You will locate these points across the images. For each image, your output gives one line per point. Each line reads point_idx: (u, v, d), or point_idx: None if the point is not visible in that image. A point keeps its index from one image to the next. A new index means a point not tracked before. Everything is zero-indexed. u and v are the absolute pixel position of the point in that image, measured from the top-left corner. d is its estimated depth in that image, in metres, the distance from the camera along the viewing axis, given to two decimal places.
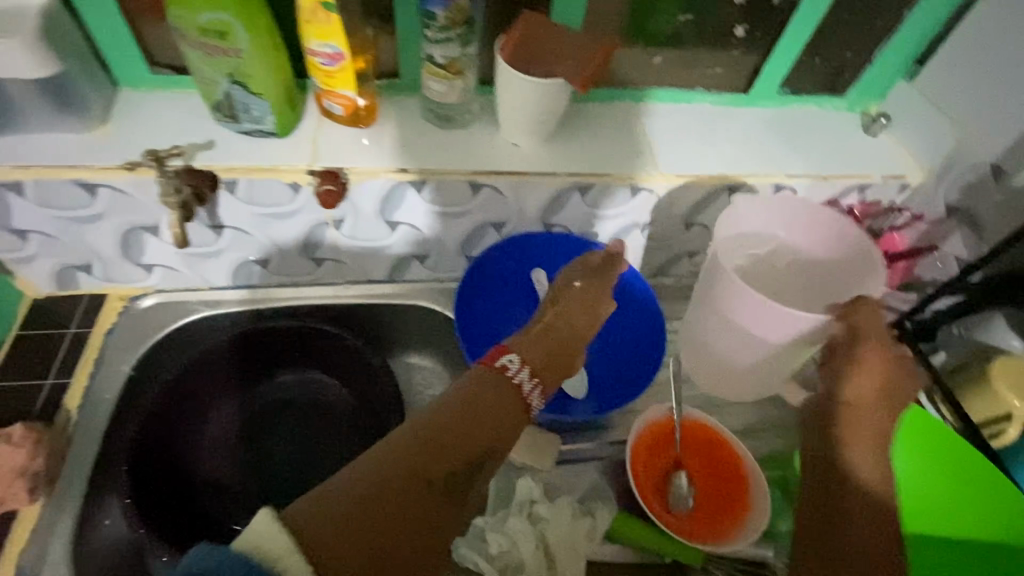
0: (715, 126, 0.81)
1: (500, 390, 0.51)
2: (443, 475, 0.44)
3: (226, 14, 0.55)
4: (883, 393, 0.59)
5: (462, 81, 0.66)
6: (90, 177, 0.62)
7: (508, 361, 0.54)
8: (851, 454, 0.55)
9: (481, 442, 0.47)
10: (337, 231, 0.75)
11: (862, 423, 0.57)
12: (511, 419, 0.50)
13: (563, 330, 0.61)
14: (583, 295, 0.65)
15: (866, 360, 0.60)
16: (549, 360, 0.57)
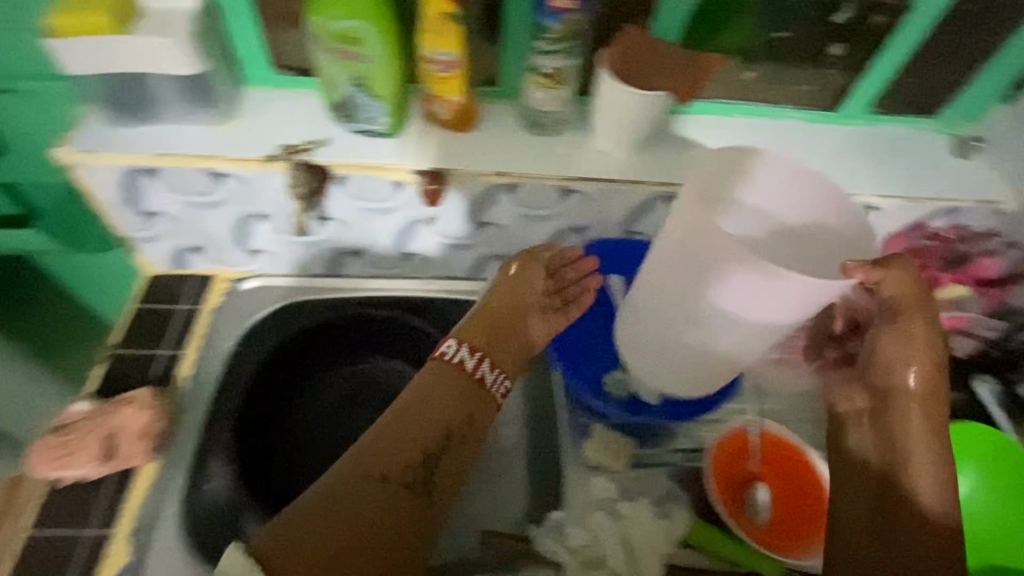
0: (801, 142, 0.82)
1: (444, 377, 0.63)
2: (393, 473, 0.57)
3: (362, 23, 0.59)
4: (926, 374, 0.60)
5: (563, 91, 0.69)
6: (220, 167, 0.67)
7: (447, 347, 0.66)
8: (909, 442, 0.58)
9: (428, 438, 0.59)
10: (428, 228, 0.79)
11: (913, 408, 0.59)
12: (458, 404, 0.62)
13: (515, 308, 0.69)
14: (519, 281, 0.70)
15: (895, 341, 0.61)
16: (493, 338, 0.68)
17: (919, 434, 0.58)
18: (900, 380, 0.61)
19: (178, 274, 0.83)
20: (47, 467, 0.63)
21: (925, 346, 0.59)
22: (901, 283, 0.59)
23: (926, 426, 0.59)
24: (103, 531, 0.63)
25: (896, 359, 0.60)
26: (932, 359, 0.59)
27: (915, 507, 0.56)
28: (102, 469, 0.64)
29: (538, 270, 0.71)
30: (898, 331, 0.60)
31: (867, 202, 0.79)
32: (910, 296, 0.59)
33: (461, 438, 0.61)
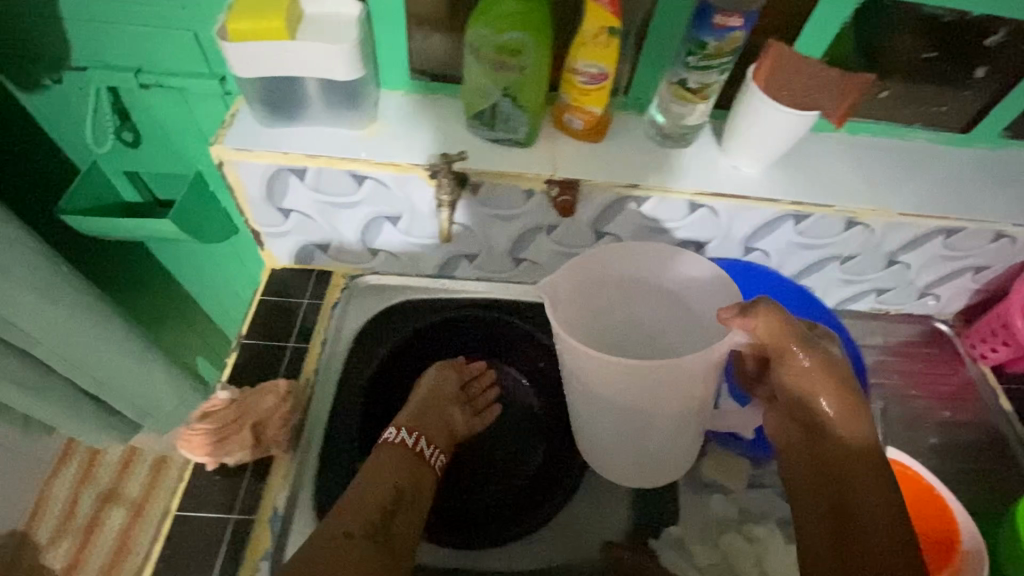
0: (930, 165, 0.79)
1: (389, 456, 0.65)
2: (360, 527, 0.56)
3: (525, 35, 0.60)
4: (833, 390, 0.60)
5: (703, 106, 0.69)
6: (363, 170, 0.69)
7: (387, 433, 0.68)
8: (840, 450, 0.59)
9: (385, 493, 0.61)
10: (546, 236, 0.80)
11: (839, 417, 0.60)
12: (407, 469, 0.64)
13: (436, 401, 0.75)
14: (439, 379, 0.77)
15: (802, 382, 0.61)
16: (420, 416, 0.72)
17: (846, 438, 0.59)
18: (814, 406, 0.61)
19: (298, 268, 0.86)
20: (194, 453, 0.66)
21: (823, 373, 0.60)
22: (770, 325, 0.58)
23: (848, 435, 0.59)
24: (246, 516, 0.65)
25: (804, 391, 0.61)
26: (831, 378, 0.60)
27: (860, 517, 0.55)
28: (244, 456, 0.67)
29: (446, 375, 0.78)
30: (796, 374, 0.61)
31: (1000, 230, 0.77)
32: (804, 337, 0.60)
33: (414, 496, 0.63)
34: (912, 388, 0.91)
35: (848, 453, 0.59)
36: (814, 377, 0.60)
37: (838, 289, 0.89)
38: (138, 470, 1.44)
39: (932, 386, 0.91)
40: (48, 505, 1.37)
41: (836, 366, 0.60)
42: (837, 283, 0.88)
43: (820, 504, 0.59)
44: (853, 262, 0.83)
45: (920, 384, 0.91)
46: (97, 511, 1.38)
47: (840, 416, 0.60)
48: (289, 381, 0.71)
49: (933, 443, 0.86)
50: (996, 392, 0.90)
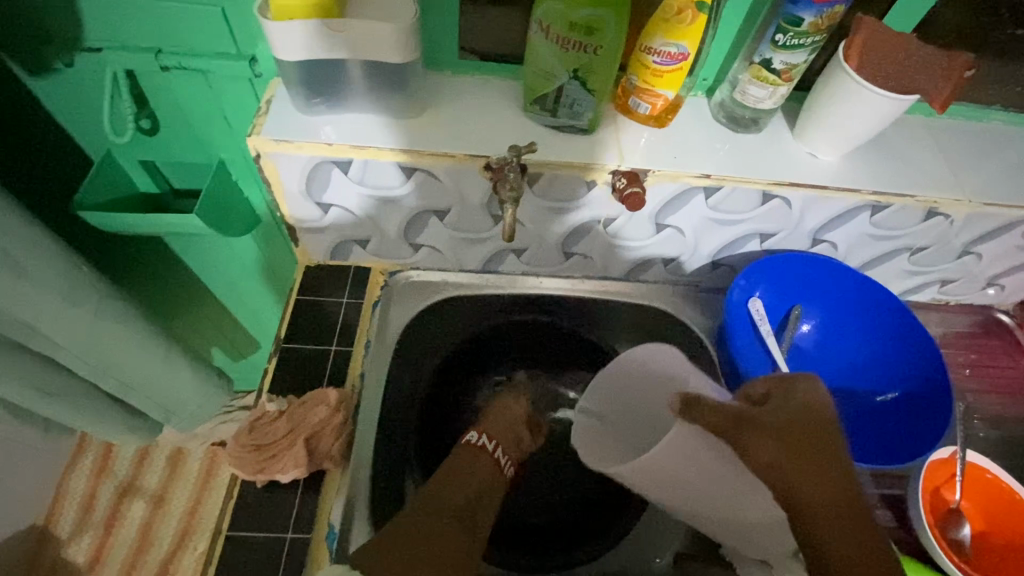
0: (1012, 146, 0.74)
1: (471, 459, 0.61)
2: (452, 506, 0.54)
3: (604, 11, 0.54)
4: (797, 455, 0.44)
5: (785, 88, 0.63)
6: (414, 162, 0.63)
7: (470, 435, 0.65)
8: (825, 535, 0.42)
9: (472, 487, 0.58)
10: (603, 228, 0.75)
11: (812, 485, 0.43)
12: (489, 473, 0.61)
13: (509, 415, 0.70)
14: (511, 402, 0.72)
15: (768, 453, 0.44)
16: (499, 426, 0.67)
17: (824, 513, 0.43)
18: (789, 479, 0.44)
19: (334, 265, 0.80)
20: (246, 470, 0.63)
21: (772, 430, 0.45)
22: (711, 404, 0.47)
23: (826, 506, 0.43)
24: (303, 535, 0.61)
25: (773, 463, 0.44)
26: (790, 434, 0.45)
27: None
28: (297, 474, 0.63)
29: (519, 400, 0.73)
30: (753, 443, 0.45)
31: None
32: (736, 406, 0.47)
33: (490, 498, 0.59)
34: (969, 382, 0.85)
35: (836, 540, 0.42)
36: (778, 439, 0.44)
37: (902, 280, 0.85)
38: (156, 462, 1.40)
39: (992, 377, 0.86)
40: (65, 502, 1.32)
41: (793, 411, 0.46)
42: (901, 274, 0.83)
43: None
44: (923, 254, 0.79)
45: (979, 376, 0.86)
46: (116, 506, 1.34)
47: (813, 481, 0.43)
48: (339, 391, 0.68)
49: (997, 438, 0.82)
50: None
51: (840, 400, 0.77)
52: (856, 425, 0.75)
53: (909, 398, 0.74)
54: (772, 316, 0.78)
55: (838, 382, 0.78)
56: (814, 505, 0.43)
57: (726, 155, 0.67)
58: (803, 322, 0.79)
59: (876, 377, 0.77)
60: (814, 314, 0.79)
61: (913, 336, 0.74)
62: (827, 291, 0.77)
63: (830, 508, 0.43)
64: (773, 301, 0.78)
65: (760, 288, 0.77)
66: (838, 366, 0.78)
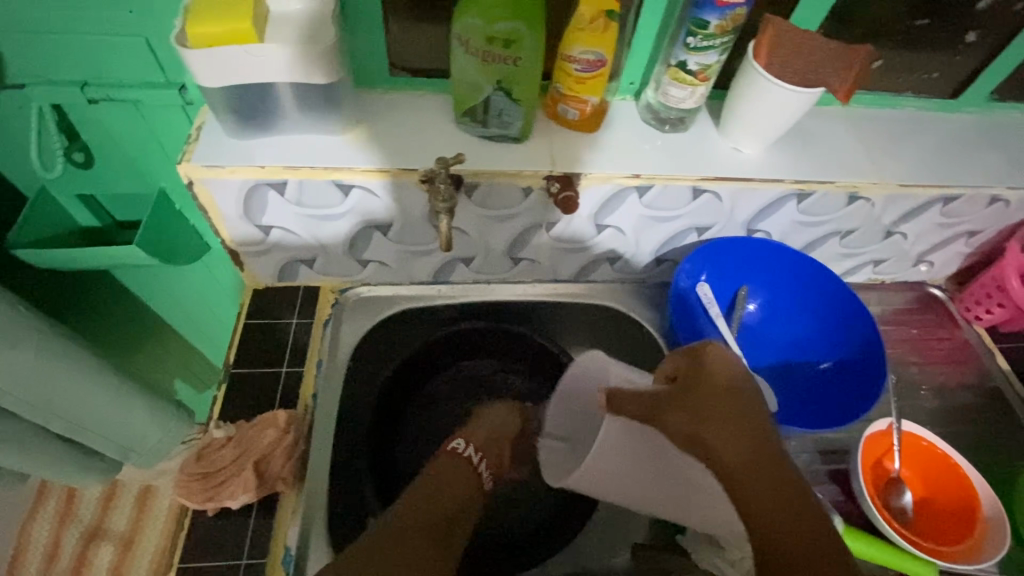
0: (925, 131, 0.79)
1: (450, 467, 0.62)
2: (429, 524, 0.54)
3: (519, 24, 0.55)
4: (708, 414, 0.48)
5: (703, 88, 0.66)
6: (349, 178, 0.64)
7: (457, 443, 0.66)
8: (739, 484, 0.45)
9: (450, 502, 0.58)
10: (545, 233, 0.77)
11: (721, 436, 0.47)
12: (468, 485, 0.61)
13: (496, 424, 0.70)
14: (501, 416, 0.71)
15: (679, 420, 0.49)
16: (489, 442, 0.68)
17: (738, 466, 0.45)
18: (705, 439, 0.47)
19: (282, 287, 0.80)
20: (194, 499, 0.63)
21: (679, 399, 0.51)
22: (634, 397, 0.55)
23: (741, 453, 0.46)
24: (257, 561, 0.61)
25: (682, 425, 0.49)
26: (690, 395, 0.50)
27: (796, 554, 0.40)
28: (248, 499, 0.63)
29: (508, 412, 0.72)
30: (669, 415, 0.50)
31: (998, 194, 0.77)
32: (655, 391, 0.53)
33: (468, 514, 0.59)
34: (909, 355, 0.89)
35: (754, 490, 0.44)
36: (688, 406, 0.49)
37: (838, 263, 0.88)
38: (123, 504, 1.35)
39: (930, 349, 0.90)
40: (28, 551, 1.28)
41: (696, 375, 0.51)
42: (837, 257, 0.87)
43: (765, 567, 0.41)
44: (853, 236, 0.82)
45: (918, 350, 0.90)
46: (82, 551, 1.29)
47: (723, 435, 0.47)
48: (290, 412, 0.68)
49: (937, 407, 0.86)
50: (993, 352, 0.90)
51: (789, 378, 0.80)
52: (801, 398, 0.78)
53: (850, 367, 0.77)
54: (720, 299, 0.81)
55: (783, 365, 0.80)
56: (728, 454, 0.46)
57: (655, 156, 0.70)
58: (749, 304, 0.82)
59: (820, 349, 0.80)
60: (757, 298, 0.82)
61: (854, 311, 0.77)
62: (769, 279, 0.81)
63: (743, 458, 0.45)
64: (720, 288, 0.81)
65: (705, 275, 0.80)
66: (784, 346, 0.81)
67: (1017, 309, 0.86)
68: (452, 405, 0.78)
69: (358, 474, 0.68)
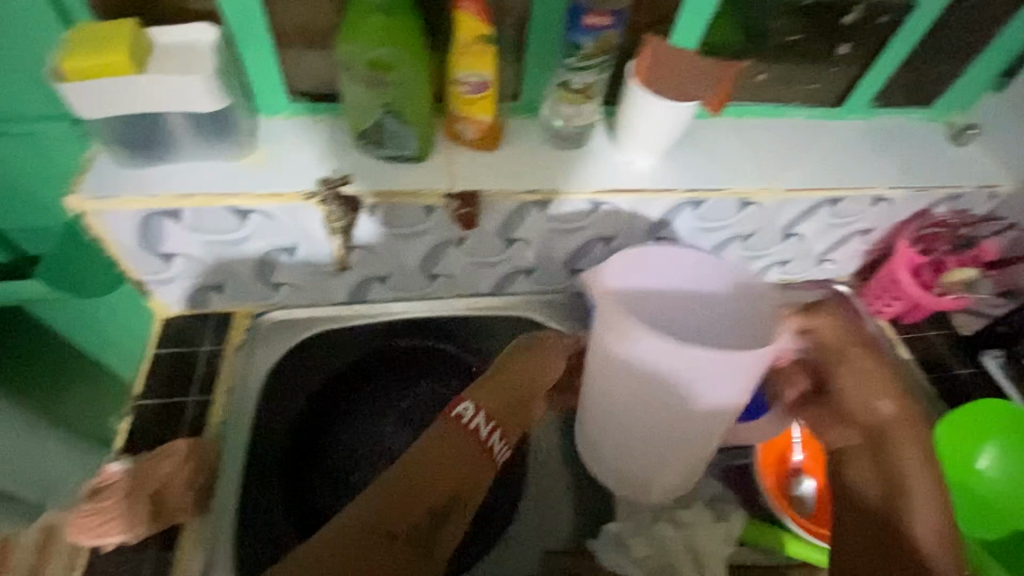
0: (813, 138, 0.84)
1: (455, 438, 0.57)
2: (406, 527, 0.49)
3: (396, 50, 0.58)
4: (905, 422, 0.58)
5: (590, 105, 0.69)
6: (246, 204, 0.65)
7: (463, 409, 0.60)
8: (900, 473, 0.54)
9: (443, 492, 0.53)
10: (457, 248, 0.78)
11: (903, 437, 0.56)
12: (467, 464, 0.56)
13: (519, 381, 0.65)
14: (525, 367, 0.67)
15: (857, 386, 0.61)
16: (506, 407, 0.62)
17: (904, 463, 0.55)
18: (885, 427, 0.58)
19: (194, 315, 0.79)
20: (86, 533, 0.62)
21: (870, 381, 0.61)
22: (831, 330, 0.65)
23: (918, 453, 0.55)
24: None
25: (867, 401, 0.60)
26: (897, 392, 0.60)
27: (920, 529, 0.50)
28: (142, 532, 0.63)
29: (558, 359, 0.69)
30: (856, 385, 0.61)
31: (880, 194, 0.82)
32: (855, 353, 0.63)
33: (466, 500, 0.55)
34: None
35: (911, 482, 0.53)
36: (870, 388, 0.61)
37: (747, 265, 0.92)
38: None
39: None
40: None
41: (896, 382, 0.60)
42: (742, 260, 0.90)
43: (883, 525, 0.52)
44: (753, 240, 0.86)
45: None
46: None
47: (908, 440, 0.56)
48: (191, 442, 0.67)
49: None
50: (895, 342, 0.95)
51: None
52: None
53: None
54: None
55: None
56: (902, 450, 0.56)
57: (553, 170, 0.73)
58: None
59: None
60: None
61: None
62: None
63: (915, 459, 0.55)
64: None
65: None
66: None
67: (912, 301, 0.91)
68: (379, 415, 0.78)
69: (270, 491, 0.69)
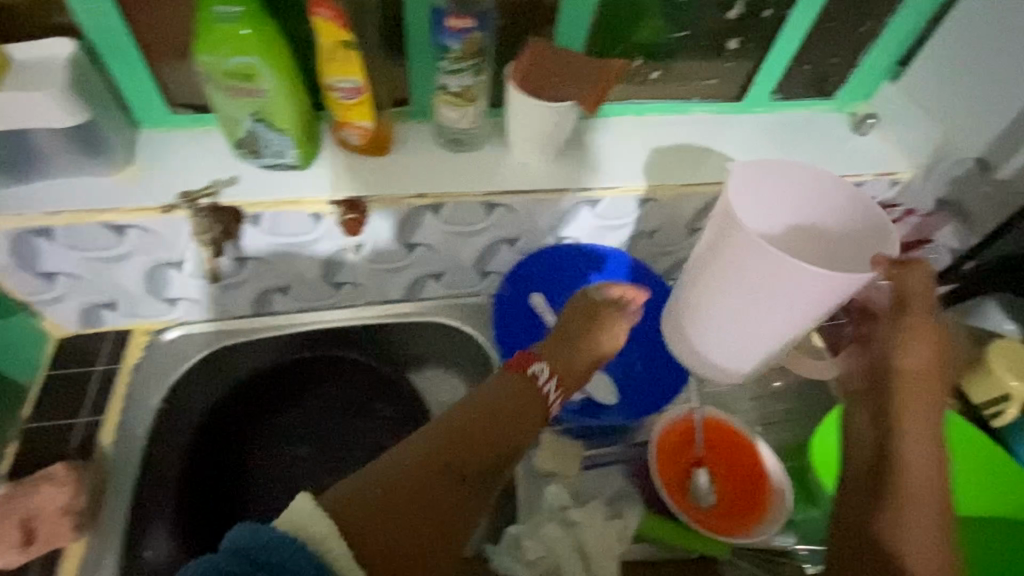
0: (713, 134, 0.84)
1: (522, 390, 0.59)
2: (467, 469, 0.52)
3: (252, 59, 0.57)
4: (933, 387, 0.57)
5: (474, 107, 0.69)
6: (119, 219, 0.64)
7: (538, 369, 0.61)
8: (905, 440, 0.55)
9: (503, 443, 0.55)
10: (356, 255, 0.77)
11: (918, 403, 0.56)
12: (530, 418, 0.58)
13: (579, 344, 0.66)
14: (586, 330, 0.67)
15: (903, 339, 0.59)
16: (572, 368, 0.65)
17: (912, 431, 0.55)
18: (904, 386, 0.58)
19: (91, 334, 0.78)
20: None
21: (922, 335, 0.58)
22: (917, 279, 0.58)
23: (926, 419, 0.56)
24: None
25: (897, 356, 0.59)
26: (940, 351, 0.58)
27: (907, 494, 0.52)
28: (18, 557, 0.64)
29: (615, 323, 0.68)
30: (904, 340, 0.59)
31: None
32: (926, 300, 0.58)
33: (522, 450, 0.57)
34: None
35: (912, 450, 0.55)
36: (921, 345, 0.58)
37: (659, 261, 0.91)
38: None
39: None
40: None
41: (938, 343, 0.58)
42: (653, 256, 0.90)
43: (869, 492, 0.55)
44: (660, 236, 0.86)
45: None
46: None
47: (916, 408, 0.56)
48: (68, 467, 0.68)
49: None
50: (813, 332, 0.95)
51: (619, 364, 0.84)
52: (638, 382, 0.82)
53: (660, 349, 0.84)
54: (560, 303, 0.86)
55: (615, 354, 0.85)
56: (913, 415, 0.56)
57: (441, 173, 0.73)
58: None
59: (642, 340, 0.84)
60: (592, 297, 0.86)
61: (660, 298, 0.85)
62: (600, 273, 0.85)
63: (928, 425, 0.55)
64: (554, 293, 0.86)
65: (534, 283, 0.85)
66: None
67: None
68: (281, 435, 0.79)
69: (162, 506, 0.71)
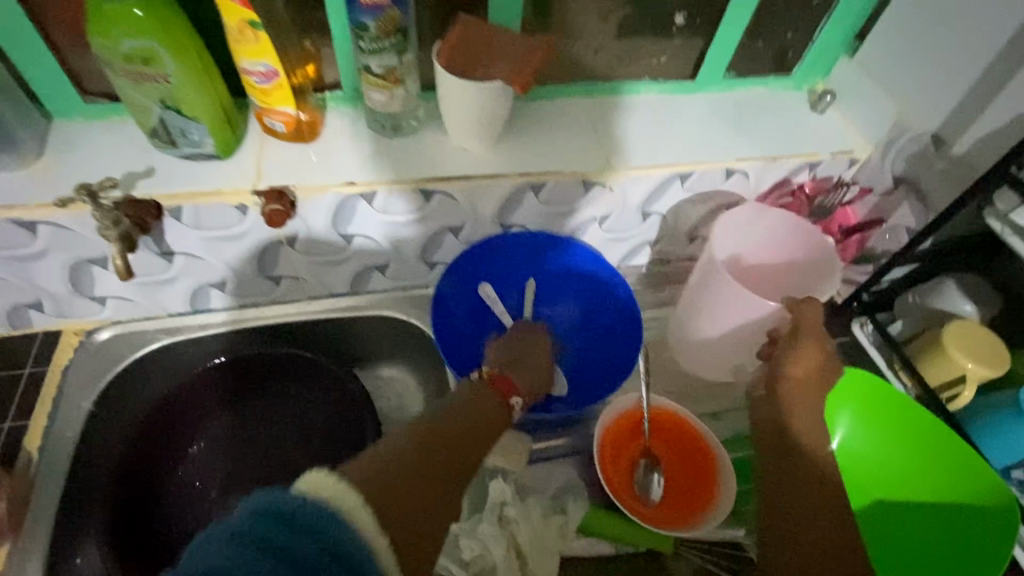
0: (664, 115, 0.81)
1: (484, 405, 0.57)
2: (447, 467, 0.47)
3: (150, 41, 0.54)
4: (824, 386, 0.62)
5: (402, 89, 0.66)
6: (28, 216, 0.61)
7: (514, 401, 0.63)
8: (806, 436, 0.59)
9: (477, 450, 0.51)
10: (291, 248, 0.74)
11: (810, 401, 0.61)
12: (493, 427, 0.55)
13: (534, 367, 0.70)
14: (535, 355, 0.72)
15: (799, 356, 0.63)
16: (531, 391, 0.68)
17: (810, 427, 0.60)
18: (801, 384, 0.62)
19: (20, 335, 0.76)
20: None
21: (819, 347, 0.63)
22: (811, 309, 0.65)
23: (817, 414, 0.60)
24: None
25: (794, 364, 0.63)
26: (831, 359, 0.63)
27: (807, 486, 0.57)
28: None
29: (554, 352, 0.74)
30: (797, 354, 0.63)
31: (731, 167, 0.78)
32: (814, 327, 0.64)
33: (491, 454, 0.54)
34: None
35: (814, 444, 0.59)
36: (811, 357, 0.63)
37: (614, 247, 0.89)
38: None
39: None
40: None
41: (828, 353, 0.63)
42: (606, 242, 0.87)
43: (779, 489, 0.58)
44: (612, 221, 0.83)
45: None
46: None
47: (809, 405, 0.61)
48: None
49: None
50: None
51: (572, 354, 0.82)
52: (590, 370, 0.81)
53: (614, 335, 0.82)
54: (512, 292, 0.84)
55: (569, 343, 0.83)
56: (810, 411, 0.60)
57: (374, 158, 0.70)
58: (543, 293, 0.84)
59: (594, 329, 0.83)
60: (544, 286, 0.84)
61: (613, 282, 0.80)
62: (551, 262, 0.82)
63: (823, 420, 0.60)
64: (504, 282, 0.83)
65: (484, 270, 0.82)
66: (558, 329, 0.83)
67: None
68: (220, 442, 0.80)
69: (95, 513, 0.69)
